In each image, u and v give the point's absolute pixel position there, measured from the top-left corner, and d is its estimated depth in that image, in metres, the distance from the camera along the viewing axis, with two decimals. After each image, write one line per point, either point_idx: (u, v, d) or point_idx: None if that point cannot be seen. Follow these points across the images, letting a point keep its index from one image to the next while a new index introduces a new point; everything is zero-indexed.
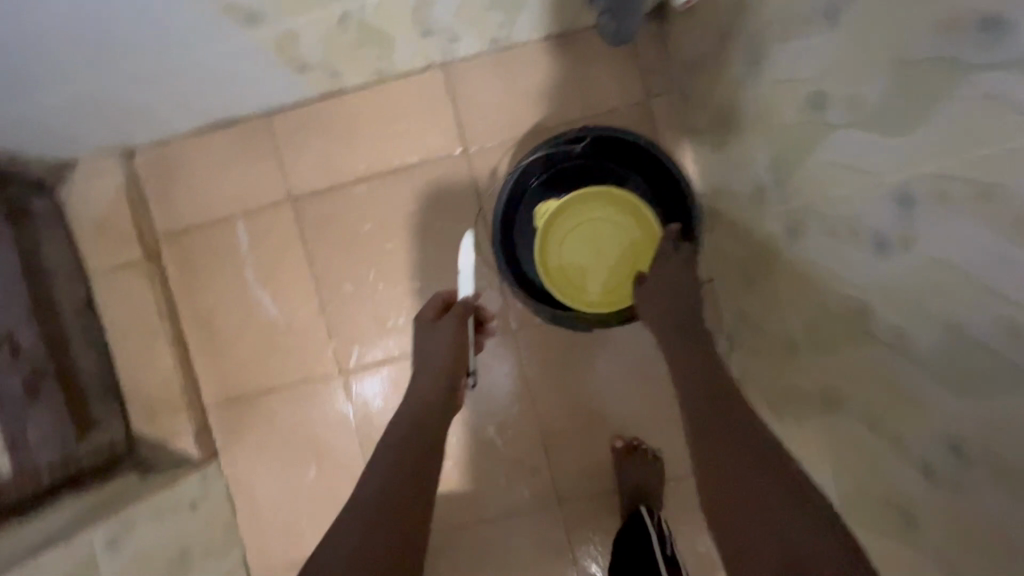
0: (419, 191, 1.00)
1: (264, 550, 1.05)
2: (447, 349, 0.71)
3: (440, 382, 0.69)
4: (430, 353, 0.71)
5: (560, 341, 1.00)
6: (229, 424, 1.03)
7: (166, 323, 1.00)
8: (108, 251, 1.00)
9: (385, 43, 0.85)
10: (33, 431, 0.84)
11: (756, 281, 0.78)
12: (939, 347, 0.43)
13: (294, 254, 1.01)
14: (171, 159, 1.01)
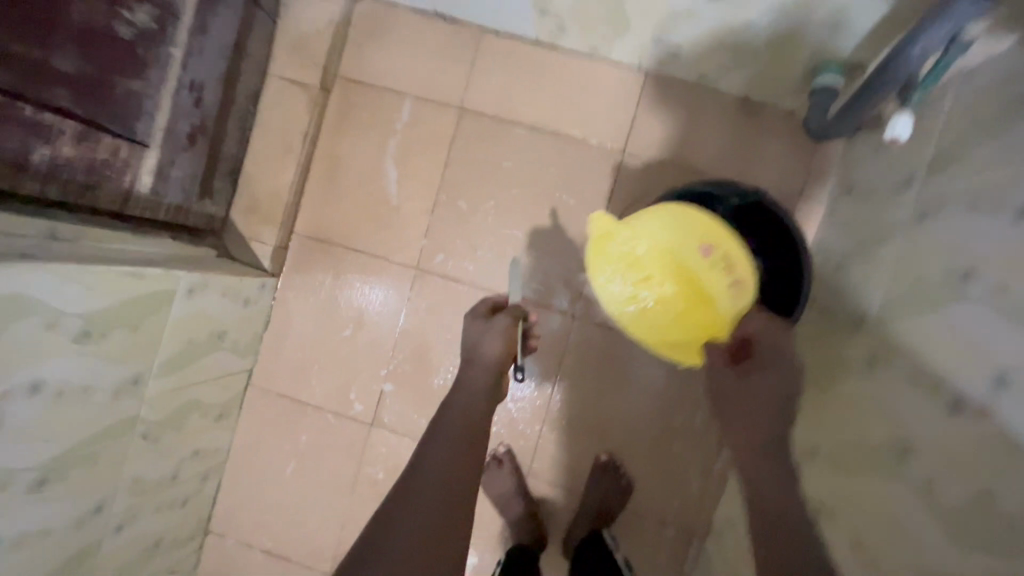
0: (566, 162, 1.08)
1: (273, 372, 1.14)
2: (500, 345, 0.81)
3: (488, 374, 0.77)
4: (482, 347, 0.80)
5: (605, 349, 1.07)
6: (305, 256, 1.13)
7: (304, 149, 1.10)
8: (294, 66, 1.09)
9: (621, 31, 0.93)
10: (174, 171, 0.91)
11: (807, 389, 0.86)
12: (957, 503, 0.52)
13: (437, 153, 1.10)
14: (383, 20, 1.09)
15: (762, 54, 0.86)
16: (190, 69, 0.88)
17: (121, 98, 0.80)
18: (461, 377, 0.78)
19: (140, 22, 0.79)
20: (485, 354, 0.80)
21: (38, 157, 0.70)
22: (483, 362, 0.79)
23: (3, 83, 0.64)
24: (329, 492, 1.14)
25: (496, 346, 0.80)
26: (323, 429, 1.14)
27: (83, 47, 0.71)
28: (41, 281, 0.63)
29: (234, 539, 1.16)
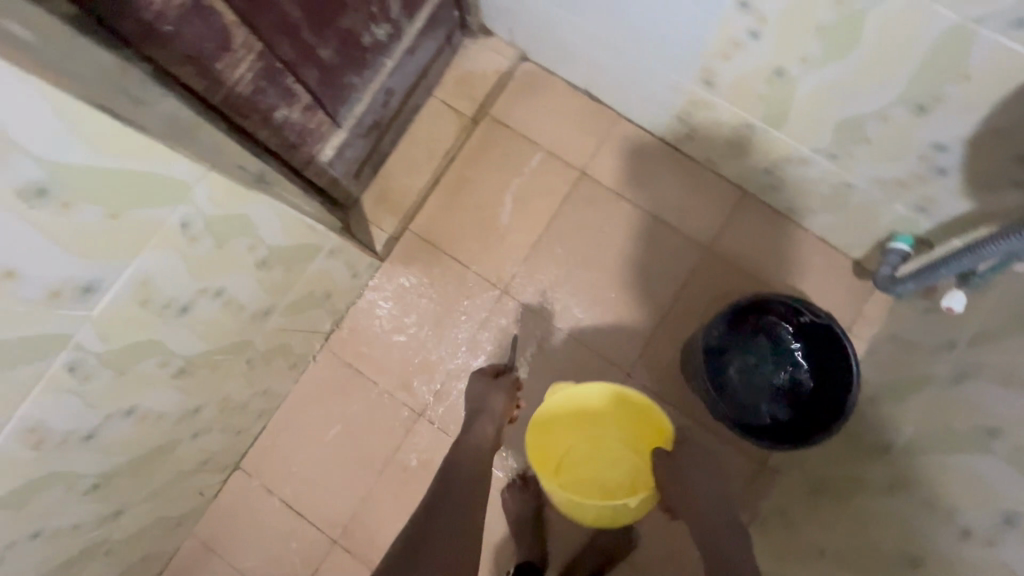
0: (657, 243, 1.24)
1: (347, 343, 1.25)
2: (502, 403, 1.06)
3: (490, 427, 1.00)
4: (491, 403, 1.04)
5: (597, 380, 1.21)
6: (409, 251, 1.26)
7: (442, 163, 1.27)
8: (456, 95, 1.28)
9: (739, 155, 1.11)
10: (348, 151, 1.07)
11: (821, 495, 0.98)
12: None
13: (550, 202, 1.27)
14: (541, 81, 1.28)
15: (849, 211, 1.04)
16: (392, 78, 1.06)
17: (342, 86, 0.96)
18: (473, 429, 0.99)
19: (378, 36, 0.97)
20: (492, 407, 1.04)
21: (277, 114, 0.85)
22: (491, 414, 1.03)
23: (287, 56, 0.80)
24: (361, 465, 1.23)
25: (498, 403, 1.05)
26: (374, 407, 1.24)
27: (339, 43, 0.89)
28: (264, 213, 0.76)
29: (259, 482, 1.24)
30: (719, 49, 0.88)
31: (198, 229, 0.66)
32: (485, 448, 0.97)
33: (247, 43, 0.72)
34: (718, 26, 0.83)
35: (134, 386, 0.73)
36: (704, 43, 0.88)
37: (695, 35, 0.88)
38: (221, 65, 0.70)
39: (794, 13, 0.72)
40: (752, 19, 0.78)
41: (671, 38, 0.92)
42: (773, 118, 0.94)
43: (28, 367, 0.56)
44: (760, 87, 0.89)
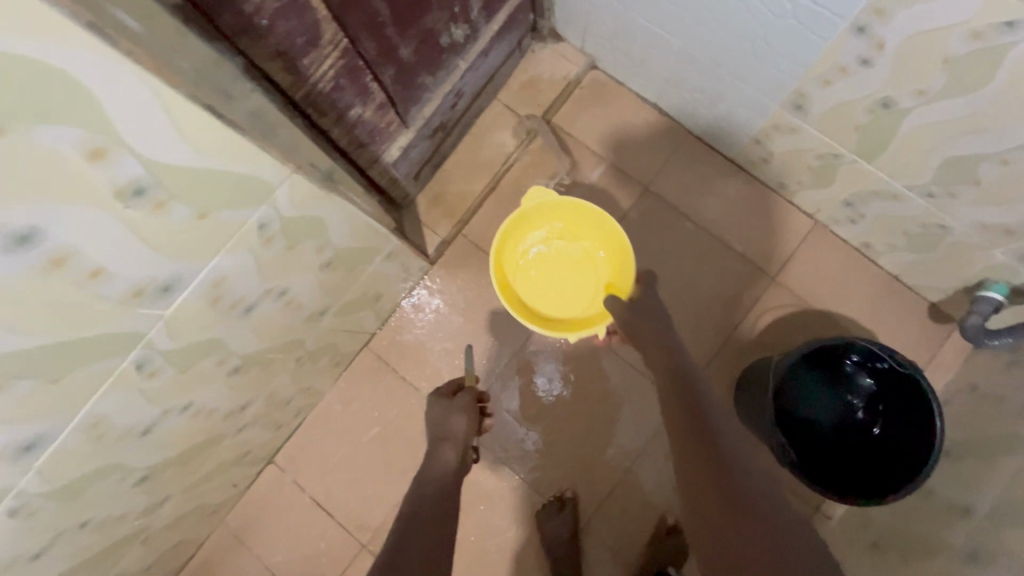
0: (718, 269, 1.19)
1: (390, 345, 1.23)
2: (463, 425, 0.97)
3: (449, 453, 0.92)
4: (454, 428, 0.95)
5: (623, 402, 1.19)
6: (460, 257, 1.23)
7: (501, 169, 1.23)
8: (520, 100, 1.25)
9: (818, 183, 1.05)
10: (412, 152, 1.04)
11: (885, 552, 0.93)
12: None
13: (608, 216, 1.22)
14: (609, 92, 1.24)
15: (938, 252, 0.97)
16: (463, 79, 1.03)
17: (415, 86, 0.93)
18: (435, 456, 0.92)
19: (456, 36, 0.94)
20: (456, 431, 0.96)
21: (352, 113, 0.83)
22: (455, 438, 0.94)
23: (369, 54, 0.78)
24: (395, 471, 1.21)
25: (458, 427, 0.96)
26: (413, 412, 1.22)
27: (420, 42, 0.86)
28: (336, 215, 0.74)
29: (293, 478, 1.22)
30: (819, 74, 0.82)
31: (274, 230, 0.63)
32: (453, 476, 0.89)
33: (334, 39, 0.70)
34: (824, 50, 0.78)
35: (192, 383, 0.71)
36: (804, 68, 0.83)
37: (795, 59, 0.83)
38: (307, 60, 0.68)
39: (921, 41, 0.67)
40: (866, 45, 0.72)
41: (766, 59, 0.87)
42: (869, 149, 0.88)
43: (99, 365, 0.54)
44: (861, 115, 0.84)
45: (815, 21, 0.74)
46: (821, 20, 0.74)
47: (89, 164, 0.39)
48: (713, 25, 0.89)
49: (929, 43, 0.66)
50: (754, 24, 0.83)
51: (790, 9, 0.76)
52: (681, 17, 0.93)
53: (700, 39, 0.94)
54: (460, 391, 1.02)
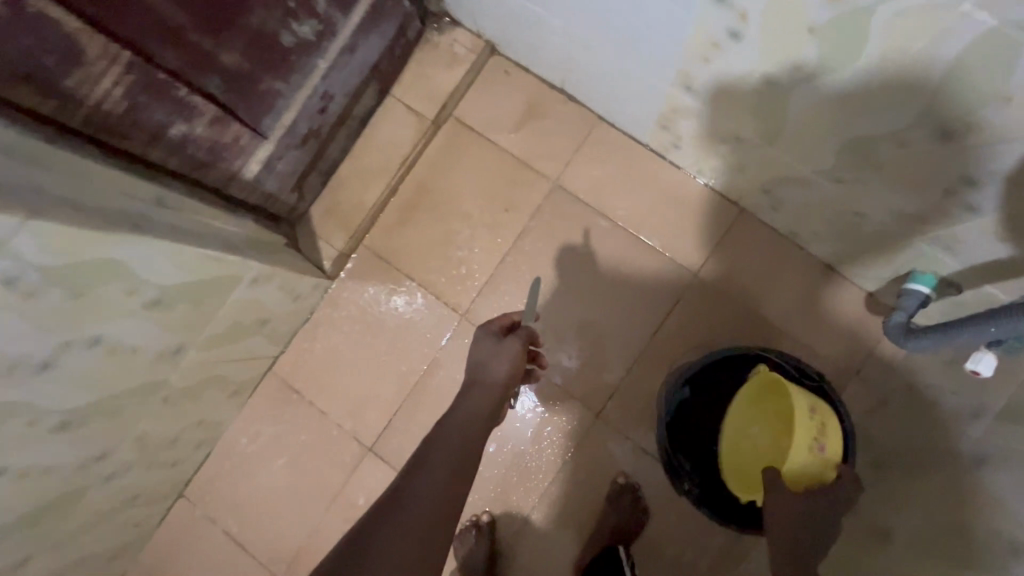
0: (638, 266, 1.09)
1: (295, 367, 1.16)
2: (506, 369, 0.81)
3: (485, 401, 0.78)
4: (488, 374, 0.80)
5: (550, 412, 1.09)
6: (362, 269, 1.15)
7: (399, 172, 1.14)
8: (415, 94, 1.14)
9: (734, 169, 0.94)
10: (280, 164, 0.95)
11: None
12: None
13: (519, 215, 1.13)
14: (512, 79, 1.13)
15: (864, 242, 0.86)
16: (328, 81, 0.93)
17: (261, 94, 0.84)
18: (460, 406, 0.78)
19: (302, 34, 0.84)
20: (493, 376, 0.80)
21: (172, 131, 0.74)
22: (485, 387, 0.80)
23: (172, 65, 0.69)
24: (307, 500, 1.14)
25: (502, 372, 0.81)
26: (322, 437, 1.15)
27: (246, 46, 0.76)
28: (142, 255, 0.66)
29: (204, 512, 1.17)
30: (697, 50, 0.71)
31: (33, 282, 0.56)
32: (478, 428, 0.76)
33: (106, 53, 0.63)
34: (692, 23, 0.67)
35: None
36: (677, 45, 0.73)
37: (663, 36, 0.73)
38: (71, 81, 0.61)
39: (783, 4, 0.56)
40: (731, 13, 0.61)
41: (637, 35, 0.77)
42: (767, 131, 0.77)
43: None
44: (748, 94, 0.73)
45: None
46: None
47: None
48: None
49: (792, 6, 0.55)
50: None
51: None
52: None
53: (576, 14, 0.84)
54: (512, 330, 0.86)
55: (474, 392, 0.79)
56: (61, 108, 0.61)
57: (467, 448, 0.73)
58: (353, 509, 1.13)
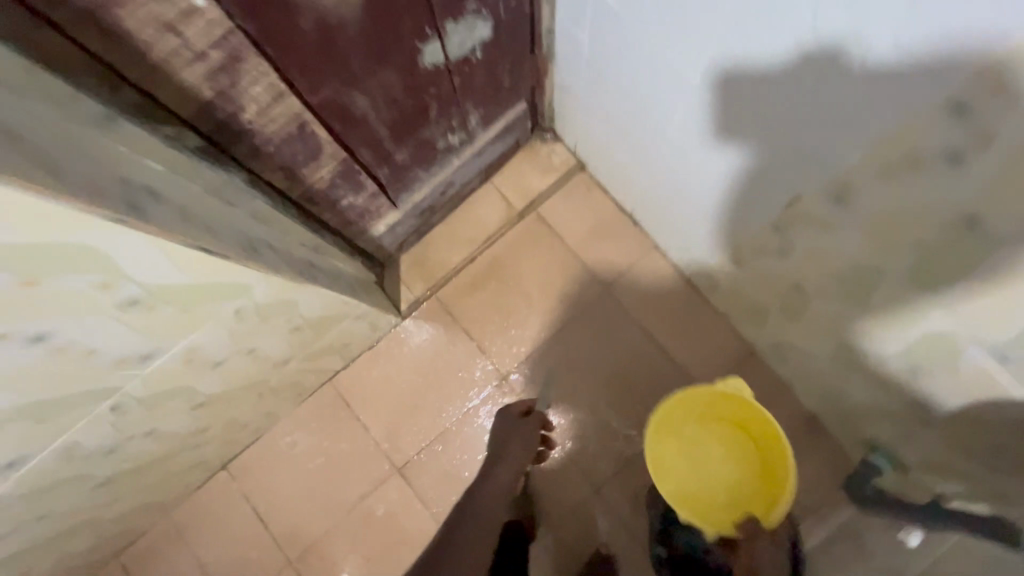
0: (658, 375, 1.29)
1: (352, 385, 1.35)
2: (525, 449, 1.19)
3: (507, 471, 1.15)
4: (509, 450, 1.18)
5: (556, 478, 1.28)
6: (429, 317, 1.35)
7: (481, 246, 1.35)
8: (510, 186, 1.37)
9: (755, 324, 1.16)
10: (397, 227, 1.16)
11: None
12: None
13: (570, 307, 1.34)
14: (592, 193, 1.36)
15: (844, 412, 1.08)
16: (454, 173, 1.15)
17: (408, 179, 1.05)
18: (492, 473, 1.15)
19: (452, 141, 1.06)
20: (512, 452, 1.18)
21: (343, 201, 0.95)
22: (509, 462, 1.16)
23: (366, 162, 0.90)
24: (332, 501, 1.31)
25: (521, 447, 1.19)
26: (358, 449, 1.33)
27: (414, 149, 0.98)
28: (307, 296, 0.86)
29: (240, 487, 1.33)
30: (763, 228, 0.85)
31: (248, 310, 0.75)
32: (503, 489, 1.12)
33: (335, 155, 0.83)
34: (766, 208, 0.81)
35: (157, 416, 0.83)
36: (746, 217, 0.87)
37: (737, 206, 0.86)
38: (306, 170, 0.80)
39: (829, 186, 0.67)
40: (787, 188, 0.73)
41: (710, 195, 0.91)
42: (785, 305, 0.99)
43: (79, 411, 0.66)
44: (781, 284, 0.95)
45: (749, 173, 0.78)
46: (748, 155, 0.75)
47: (100, 293, 0.52)
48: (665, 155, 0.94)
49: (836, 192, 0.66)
50: (697, 161, 0.87)
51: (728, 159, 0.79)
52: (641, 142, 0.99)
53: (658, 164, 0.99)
54: (529, 413, 1.26)
55: (499, 468, 1.16)
56: (288, 185, 0.81)
57: (492, 513, 1.08)
58: (371, 518, 1.30)
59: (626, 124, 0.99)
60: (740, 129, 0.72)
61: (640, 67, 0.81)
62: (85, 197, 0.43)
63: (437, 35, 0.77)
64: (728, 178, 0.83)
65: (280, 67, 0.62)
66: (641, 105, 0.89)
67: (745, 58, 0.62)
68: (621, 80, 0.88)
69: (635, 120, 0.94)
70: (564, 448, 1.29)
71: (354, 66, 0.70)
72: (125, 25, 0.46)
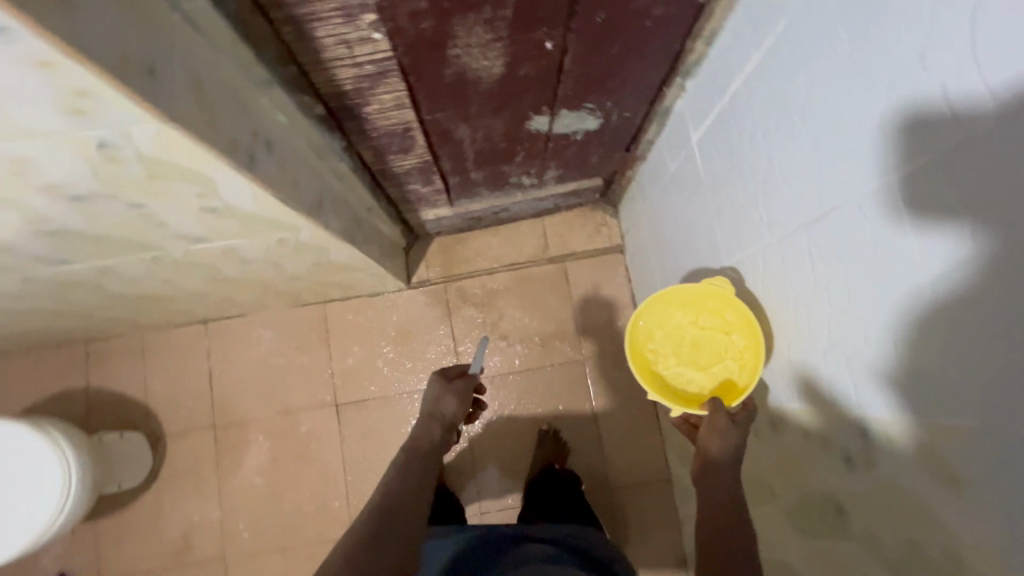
0: (583, 452, 1.41)
1: (338, 317, 1.48)
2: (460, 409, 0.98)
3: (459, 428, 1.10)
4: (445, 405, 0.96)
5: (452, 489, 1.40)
6: (429, 298, 1.47)
7: (504, 267, 1.47)
8: (555, 231, 1.48)
9: (681, 460, 1.28)
10: (443, 219, 1.28)
11: None
12: None
13: (547, 357, 1.45)
14: (617, 277, 1.46)
15: None
16: (512, 203, 1.26)
17: (471, 192, 1.17)
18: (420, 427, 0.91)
19: (524, 182, 1.17)
20: (446, 411, 0.96)
21: (409, 185, 1.07)
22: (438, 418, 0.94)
23: (444, 168, 1.02)
24: (271, 400, 1.46)
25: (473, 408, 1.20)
26: (314, 370, 1.47)
27: (489, 175, 1.09)
28: (339, 249, 0.98)
29: (205, 344, 1.48)
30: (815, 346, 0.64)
31: (288, 241, 0.88)
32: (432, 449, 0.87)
33: (422, 155, 0.94)
34: (833, 322, 0.60)
35: (179, 273, 0.97)
36: (803, 323, 0.66)
37: (800, 303, 0.66)
38: (392, 156, 0.92)
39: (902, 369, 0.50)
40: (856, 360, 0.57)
41: (778, 276, 0.70)
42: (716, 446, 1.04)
43: (130, 250, 0.80)
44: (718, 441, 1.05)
45: (837, 272, 0.57)
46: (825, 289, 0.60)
47: (194, 198, 0.64)
48: (752, 204, 0.73)
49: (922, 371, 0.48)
50: (785, 228, 0.66)
51: (823, 242, 0.59)
52: (729, 184, 0.78)
53: (737, 215, 0.78)
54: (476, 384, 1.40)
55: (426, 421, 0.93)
56: (373, 160, 0.92)
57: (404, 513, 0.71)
58: (293, 428, 1.45)
59: (722, 162, 0.79)
60: (863, 209, 0.51)
61: (785, 82, 0.60)
62: (224, 145, 0.55)
63: (550, 113, 0.88)
64: (811, 265, 0.62)
65: (411, 89, 0.73)
66: (757, 139, 0.68)
67: (913, 97, 0.43)
68: (751, 102, 0.68)
69: (738, 149, 0.73)
70: (474, 468, 1.41)
71: (470, 108, 0.81)
72: (317, 33, 0.58)
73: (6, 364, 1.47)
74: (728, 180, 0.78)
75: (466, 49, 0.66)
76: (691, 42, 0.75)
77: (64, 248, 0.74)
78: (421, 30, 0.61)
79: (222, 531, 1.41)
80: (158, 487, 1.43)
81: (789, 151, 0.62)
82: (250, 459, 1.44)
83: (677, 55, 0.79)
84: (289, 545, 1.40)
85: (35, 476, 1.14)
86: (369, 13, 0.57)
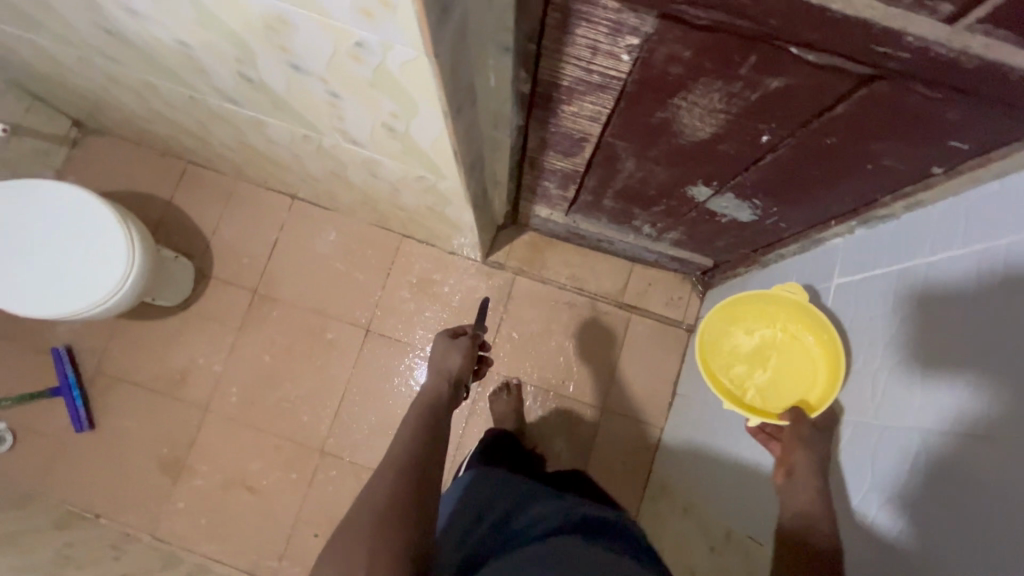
0: None
1: (408, 255, 1.51)
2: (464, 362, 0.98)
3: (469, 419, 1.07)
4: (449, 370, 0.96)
5: None
6: (495, 282, 1.48)
7: (575, 288, 1.47)
8: (638, 282, 1.47)
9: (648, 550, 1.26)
10: (551, 222, 1.28)
11: None
12: None
13: (571, 388, 1.45)
14: (673, 354, 1.44)
15: None
16: (620, 240, 1.26)
17: (592, 214, 1.17)
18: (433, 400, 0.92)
19: (642, 229, 1.17)
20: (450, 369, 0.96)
21: (545, 182, 1.07)
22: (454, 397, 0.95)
23: (586, 184, 1.02)
24: (314, 295, 1.50)
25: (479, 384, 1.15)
26: (364, 289, 1.50)
27: (618, 209, 1.09)
28: (459, 207, 1.00)
29: (284, 217, 1.53)
30: (875, 522, 0.64)
31: (425, 180, 0.89)
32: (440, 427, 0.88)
33: (576, 165, 0.95)
34: (905, 515, 0.59)
35: (313, 156, 1.01)
36: (869, 494, 0.65)
37: (872, 475, 0.65)
38: (551, 153, 0.93)
39: (951, 514, 0.54)
40: (891, 503, 0.61)
41: (858, 436, 0.69)
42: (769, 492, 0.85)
43: (294, 122, 0.83)
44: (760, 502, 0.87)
45: (933, 470, 0.57)
46: (891, 437, 0.63)
47: (386, 115, 0.66)
48: (862, 362, 0.72)
49: (997, 557, 0.48)
50: (889, 400, 0.65)
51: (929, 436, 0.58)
52: (844, 332, 0.77)
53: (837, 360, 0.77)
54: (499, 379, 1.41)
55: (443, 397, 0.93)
56: (533, 148, 0.93)
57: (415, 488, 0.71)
58: (319, 328, 1.49)
59: (848, 309, 0.78)
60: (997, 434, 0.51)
61: (957, 273, 0.59)
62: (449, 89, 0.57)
63: (714, 190, 0.87)
64: (904, 447, 0.61)
65: (614, 111, 0.74)
66: (895, 308, 0.68)
67: None
68: (909, 273, 0.67)
69: (872, 306, 0.72)
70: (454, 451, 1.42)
71: (650, 151, 0.81)
72: (577, 30, 0.59)
73: (113, 145, 1.55)
74: (848, 328, 0.77)
75: (689, 106, 0.66)
76: (889, 201, 0.73)
77: (250, 95, 0.78)
78: (666, 72, 0.61)
79: (215, 384, 1.46)
80: (183, 318, 1.49)
81: (927, 337, 0.61)
82: (271, 336, 1.49)
83: (866, 203, 0.77)
84: (266, 427, 1.44)
85: (105, 260, 1.20)
86: (634, 37, 0.57)
